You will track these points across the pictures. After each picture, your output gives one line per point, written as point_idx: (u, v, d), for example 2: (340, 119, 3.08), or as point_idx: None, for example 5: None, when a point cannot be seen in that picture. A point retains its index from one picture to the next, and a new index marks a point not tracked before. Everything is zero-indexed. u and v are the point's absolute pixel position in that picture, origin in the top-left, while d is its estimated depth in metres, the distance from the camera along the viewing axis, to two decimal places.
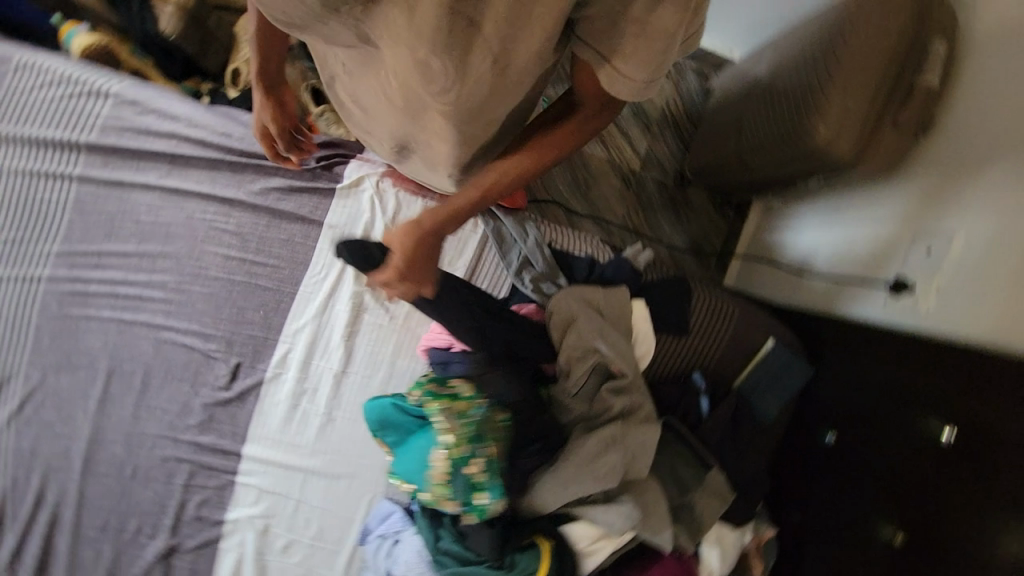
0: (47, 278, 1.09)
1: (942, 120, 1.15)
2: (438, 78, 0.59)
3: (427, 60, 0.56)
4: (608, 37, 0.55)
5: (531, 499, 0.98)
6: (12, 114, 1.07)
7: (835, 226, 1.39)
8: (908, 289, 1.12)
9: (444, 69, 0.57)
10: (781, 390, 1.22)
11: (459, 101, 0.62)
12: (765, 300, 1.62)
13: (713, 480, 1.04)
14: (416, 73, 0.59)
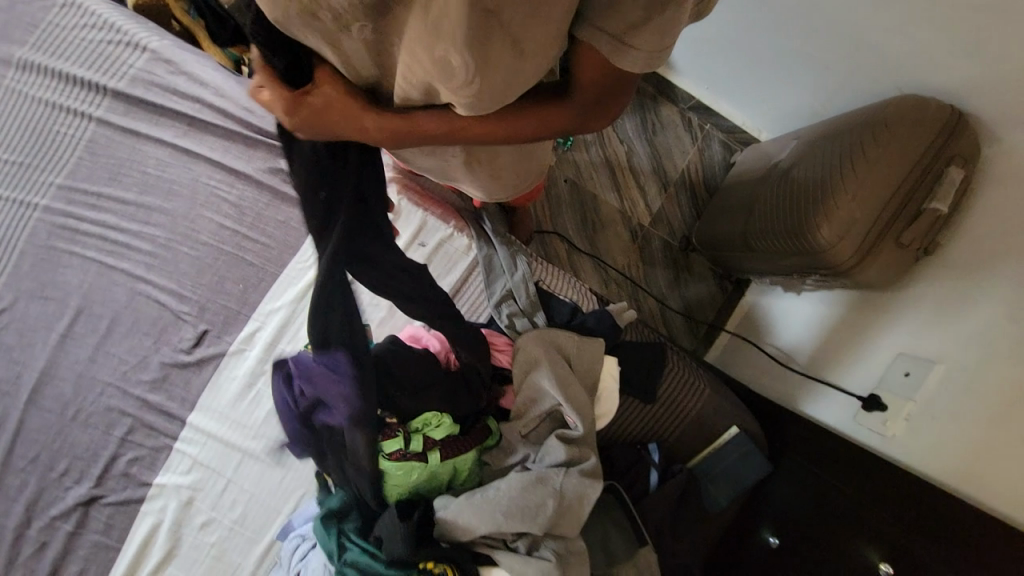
0: (42, 207, 1.10)
1: (945, 248, 1.15)
2: (459, 74, 0.53)
3: (446, 56, 0.51)
4: (629, 42, 0.50)
5: (450, 523, 0.94)
6: (49, 45, 1.09)
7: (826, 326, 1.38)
8: (879, 407, 1.09)
9: (466, 66, 0.51)
10: (733, 481, 1.19)
11: (482, 95, 0.55)
12: (743, 381, 1.61)
13: (643, 558, 1.02)
14: (436, 72, 0.53)
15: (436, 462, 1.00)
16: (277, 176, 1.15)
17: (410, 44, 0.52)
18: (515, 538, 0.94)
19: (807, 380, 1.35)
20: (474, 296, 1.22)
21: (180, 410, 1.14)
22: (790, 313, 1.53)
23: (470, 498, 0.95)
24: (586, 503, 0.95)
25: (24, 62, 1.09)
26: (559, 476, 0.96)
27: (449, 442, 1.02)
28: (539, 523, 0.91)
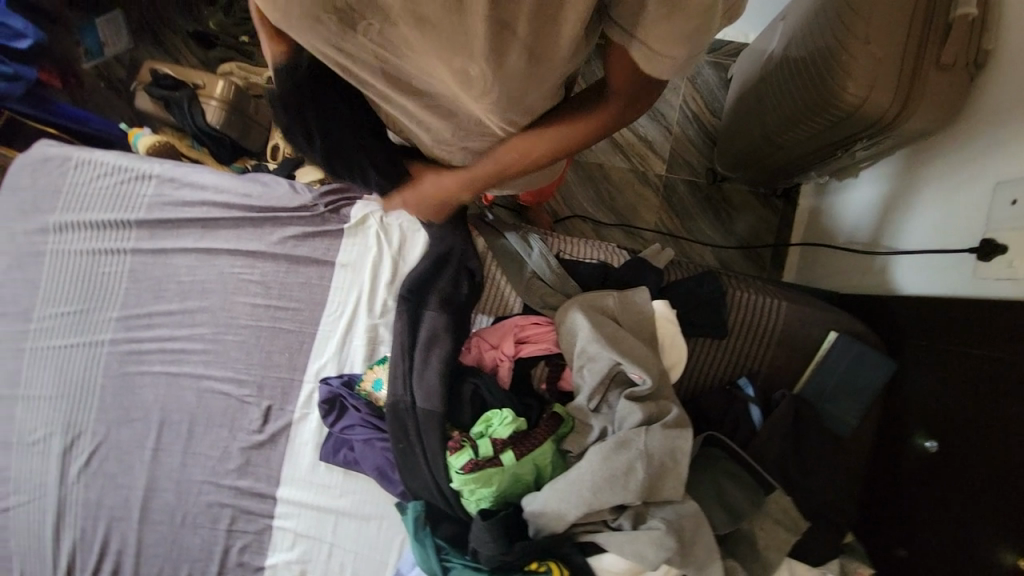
0: (107, 341, 1.21)
1: (997, 53, 0.98)
2: (478, 82, 0.57)
3: (464, 67, 0.55)
4: (653, 47, 0.49)
5: (539, 519, 0.86)
6: (75, 204, 1.22)
7: (903, 194, 1.21)
8: (997, 250, 0.90)
9: (482, 74, 0.55)
10: (851, 392, 1.02)
11: (500, 97, 0.60)
12: (829, 288, 1.43)
13: (775, 505, 0.87)
14: (456, 81, 0.58)
15: (513, 462, 0.93)
16: (288, 243, 1.20)
17: (430, 62, 0.56)
18: (615, 516, 0.84)
19: (905, 257, 1.16)
20: (495, 288, 1.16)
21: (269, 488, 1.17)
22: (858, 197, 1.38)
23: (549, 487, 0.87)
24: (681, 455, 0.84)
25: (59, 225, 1.22)
26: (641, 436, 0.85)
27: (519, 438, 0.95)
28: (632, 491, 0.81)
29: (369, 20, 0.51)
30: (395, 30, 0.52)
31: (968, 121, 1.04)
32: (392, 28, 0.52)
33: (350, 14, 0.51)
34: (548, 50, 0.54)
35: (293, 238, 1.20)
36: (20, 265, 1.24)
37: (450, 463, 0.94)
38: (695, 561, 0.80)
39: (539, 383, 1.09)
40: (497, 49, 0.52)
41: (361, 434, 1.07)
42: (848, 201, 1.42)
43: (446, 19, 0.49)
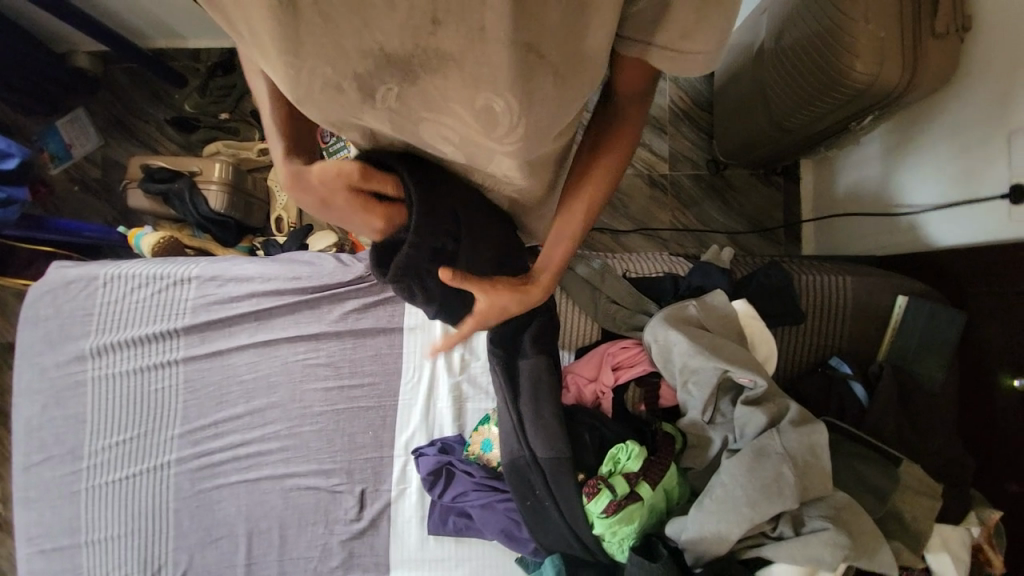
0: (173, 462, 1.13)
1: (978, 15, 1.06)
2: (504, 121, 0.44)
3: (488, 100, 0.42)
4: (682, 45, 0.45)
5: (704, 546, 0.86)
6: (114, 323, 1.16)
7: (901, 156, 1.28)
8: None
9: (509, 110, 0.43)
10: (944, 351, 1.02)
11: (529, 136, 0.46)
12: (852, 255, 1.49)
13: (909, 474, 0.90)
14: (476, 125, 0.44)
15: (650, 492, 0.92)
16: (350, 318, 1.16)
17: (450, 109, 0.43)
18: (774, 525, 0.85)
19: (934, 212, 1.21)
20: (574, 320, 1.16)
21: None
22: (861, 164, 1.43)
23: (702, 512, 0.87)
24: (819, 449, 0.85)
25: (99, 349, 1.15)
26: (776, 438, 0.87)
27: (649, 467, 0.94)
28: (789, 497, 0.82)
29: (387, 84, 0.40)
30: (415, 88, 0.41)
31: (954, 84, 1.12)
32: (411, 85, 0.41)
33: (369, 79, 0.40)
34: (576, 69, 0.42)
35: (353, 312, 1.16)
36: (61, 399, 1.15)
37: (588, 508, 0.92)
38: (864, 550, 0.81)
39: (637, 405, 1.08)
40: (526, 82, 0.41)
41: (478, 497, 1.04)
42: (852, 167, 1.46)
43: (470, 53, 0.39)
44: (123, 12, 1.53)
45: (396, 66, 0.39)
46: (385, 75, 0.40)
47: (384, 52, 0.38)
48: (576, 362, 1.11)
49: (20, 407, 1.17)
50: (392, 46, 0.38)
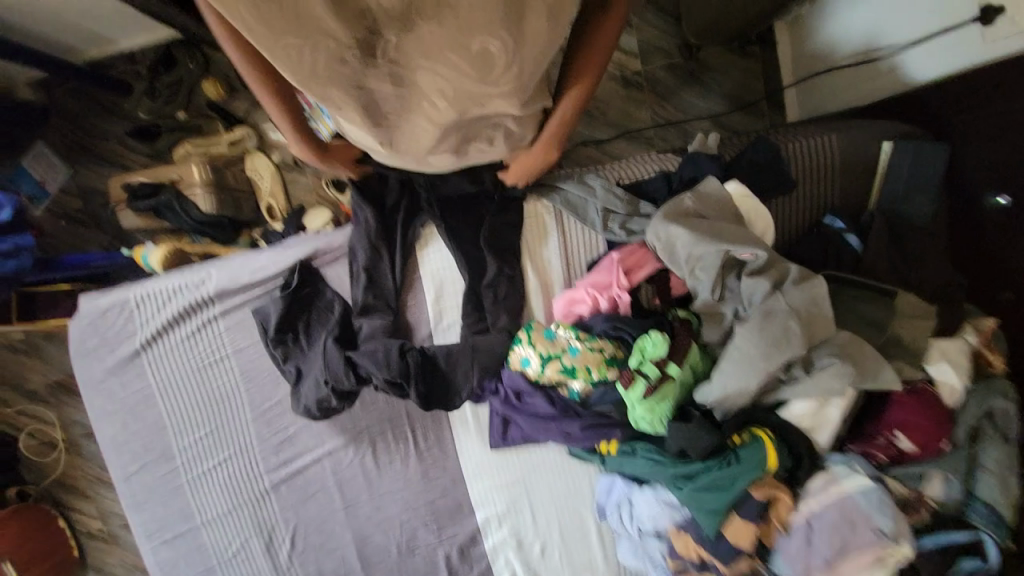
0: (254, 442, 1.26)
1: None
2: (499, 62, 0.60)
3: (485, 46, 0.58)
4: None
5: (730, 401, 0.98)
6: (158, 337, 1.24)
7: None
8: (998, 12, 1.02)
9: (503, 50, 0.58)
10: (929, 179, 1.11)
11: (520, 75, 0.63)
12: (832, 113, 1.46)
13: (904, 302, 1.01)
14: (474, 69, 0.60)
15: (679, 371, 1.03)
16: None
17: (448, 58, 0.58)
18: (787, 371, 0.97)
19: (910, 49, 1.21)
20: (580, 237, 1.21)
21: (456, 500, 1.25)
22: (829, 16, 1.37)
23: (725, 378, 0.97)
24: (821, 298, 0.95)
25: (155, 364, 1.25)
26: (781, 299, 0.96)
27: (674, 351, 1.05)
28: (797, 345, 0.92)
29: (388, 37, 0.56)
30: (414, 34, 0.56)
31: None
32: (410, 36, 0.56)
33: (371, 38, 0.57)
34: None
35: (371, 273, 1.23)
36: (136, 413, 1.27)
37: (627, 397, 1.03)
38: (868, 372, 0.93)
39: (652, 301, 1.16)
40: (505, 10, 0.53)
41: (533, 420, 1.14)
42: (819, 23, 1.40)
43: (463, 2, 0.52)
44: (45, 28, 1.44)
45: (394, 22, 0.54)
46: (387, 31, 0.56)
47: (381, 8, 0.52)
48: (590, 273, 1.16)
49: (101, 429, 1.29)
50: (387, 2, 0.52)
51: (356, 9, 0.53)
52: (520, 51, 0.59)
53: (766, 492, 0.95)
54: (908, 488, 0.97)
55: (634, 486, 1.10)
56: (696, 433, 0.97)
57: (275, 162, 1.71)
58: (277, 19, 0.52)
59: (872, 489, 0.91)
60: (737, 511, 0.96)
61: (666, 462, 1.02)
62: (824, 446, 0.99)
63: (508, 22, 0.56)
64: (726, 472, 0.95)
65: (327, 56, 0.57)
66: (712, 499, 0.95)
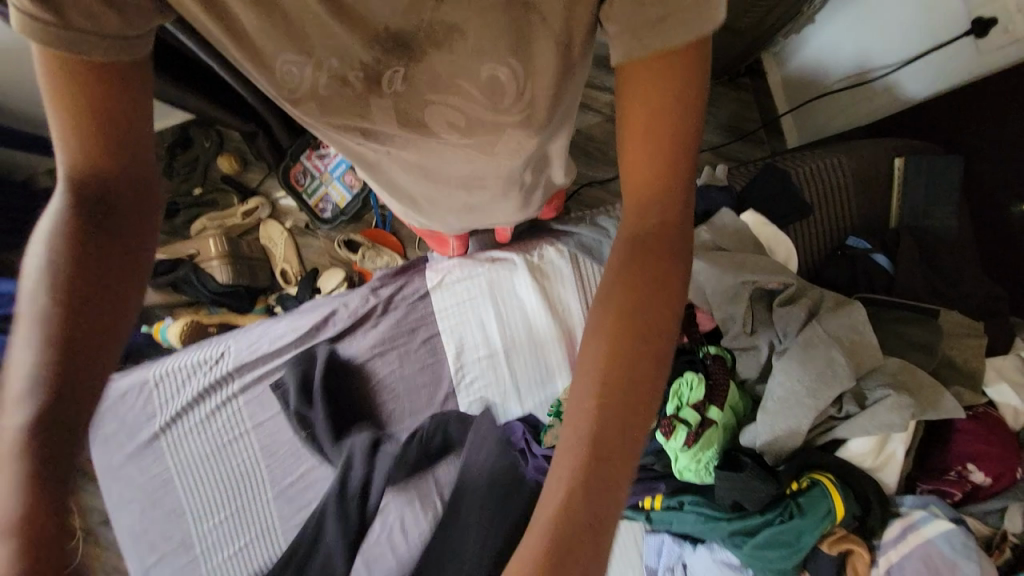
0: (277, 523, 1.19)
1: None
2: (509, 88, 0.55)
3: (493, 73, 0.53)
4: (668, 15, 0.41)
5: (782, 444, 0.92)
6: (176, 416, 1.22)
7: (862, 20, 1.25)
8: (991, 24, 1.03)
9: (513, 77, 0.53)
10: (948, 189, 1.08)
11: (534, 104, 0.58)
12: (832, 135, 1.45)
13: (948, 321, 0.97)
14: (482, 96, 0.55)
15: (720, 414, 0.97)
16: (389, 341, 1.23)
17: (456, 85, 0.54)
18: (839, 407, 0.91)
19: (903, 68, 1.22)
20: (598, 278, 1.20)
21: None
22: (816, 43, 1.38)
23: (773, 418, 0.91)
24: (862, 325, 0.91)
25: (174, 444, 1.22)
26: (818, 327, 0.92)
27: (711, 392, 0.99)
28: (846, 376, 0.87)
29: (395, 67, 0.51)
30: (421, 64, 0.52)
31: None
32: (418, 65, 0.52)
33: (377, 68, 0.52)
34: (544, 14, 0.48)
35: (387, 332, 1.24)
36: (155, 500, 1.22)
37: (668, 447, 0.95)
38: (928, 401, 0.87)
39: (679, 337, 1.10)
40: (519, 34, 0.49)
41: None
42: (807, 48, 1.42)
43: (472, 23, 0.48)
44: None
45: (402, 50, 0.50)
46: (394, 60, 0.51)
47: (390, 33, 0.48)
48: None
49: (118, 519, 1.24)
50: (396, 23, 0.47)
51: (364, 36, 0.48)
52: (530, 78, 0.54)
53: (838, 547, 0.87)
54: (983, 525, 0.90)
55: (686, 544, 1.03)
56: (749, 484, 0.90)
57: (288, 228, 1.74)
58: (278, 34, 0.48)
59: (955, 532, 0.83)
60: (807, 568, 0.90)
61: (721, 517, 0.95)
62: (890, 486, 0.92)
63: (520, 52, 0.51)
64: (789, 527, 0.88)
65: (329, 79, 0.53)
66: (776, 558, 0.89)
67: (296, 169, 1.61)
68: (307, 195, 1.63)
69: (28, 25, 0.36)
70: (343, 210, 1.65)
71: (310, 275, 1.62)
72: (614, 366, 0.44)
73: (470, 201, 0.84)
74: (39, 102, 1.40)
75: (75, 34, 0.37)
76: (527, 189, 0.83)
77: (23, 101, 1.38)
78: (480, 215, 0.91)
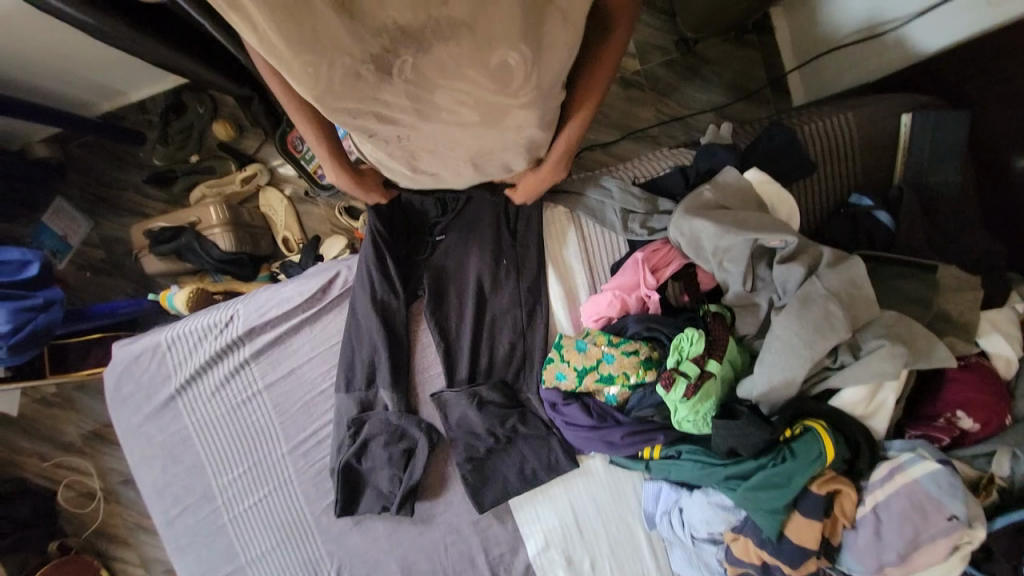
0: (293, 476, 1.25)
1: None
2: (518, 72, 0.58)
3: (505, 59, 0.56)
4: None
5: (778, 395, 0.95)
6: (190, 378, 1.25)
7: None
8: None
9: (523, 61, 0.57)
10: (950, 147, 1.09)
11: (539, 84, 0.62)
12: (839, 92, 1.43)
13: (947, 276, 0.98)
14: (493, 83, 0.59)
15: (719, 367, 1.00)
16: (387, 301, 1.18)
17: (466, 74, 0.57)
18: (834, 358, 0.94)
19: (915, 21, 1.20)
20: (602, 238, 1.21)
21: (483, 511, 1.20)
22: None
23: (771, 371, 0.94)
24: (859, 279, 0.93)
25: (190, 404, 1.26)
26: (817, 283, 0.94)
27: (710, 346, 1.03)
28: (841, 329, 0.90)
29: (403, 58, 0.54)
30: (430, 55, 0.54)
31: None
32: (427, 57, 0.54)
33: (386, 58, 0.53)
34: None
35: (382, 293, 1.18)
36: (174, 456, 1.28)
37: (668, 399, 0.99)
38: (920, 352, 0.90)
39: (680, 297, 1.12)
40: (527, 19, 0.52)
41: (575, 432, 1.12)
42: (818, 0, 1.39)
43: (479, 19, 0.50)
44: (59, 87, 1.48)
45: (411, 42, 0.52)
46: (404, 49, 0.53)
47: (399, 27, 0.50)
48: (614, 276, 1.15)
49: (140, 475, 1.29)
50: (405, 20, 0.49)
51: (372, 29, 0.50)
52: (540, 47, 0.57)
53: (828, 486, 0.92)
54: (971, 468, 0.94)
55: (682, 491, 1.09)
56: (746, 430, 0.94)
57: (287, 195, 1.73)
58: (298, 37, 0.49)
59: (941, 473, 0.86)
60: (797, 508, 0.94)
61: (716, 463, 1.00)
62: (880, 433, 0.96)
63: (529, 38, 0.54)
64: (780, 469, 0.92)
65: (342, 75, 0.54)
66: (770, 499, 0.92)
67: (293, 135, 1.58)
68: (307, 161, 1.61)
69: None
70: None
71: (312, 242, 1.62)
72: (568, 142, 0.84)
73: (479, 171, 0.85)
74: (24, 67, 1.36)
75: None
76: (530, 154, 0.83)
77: (10, 67, 1.34)
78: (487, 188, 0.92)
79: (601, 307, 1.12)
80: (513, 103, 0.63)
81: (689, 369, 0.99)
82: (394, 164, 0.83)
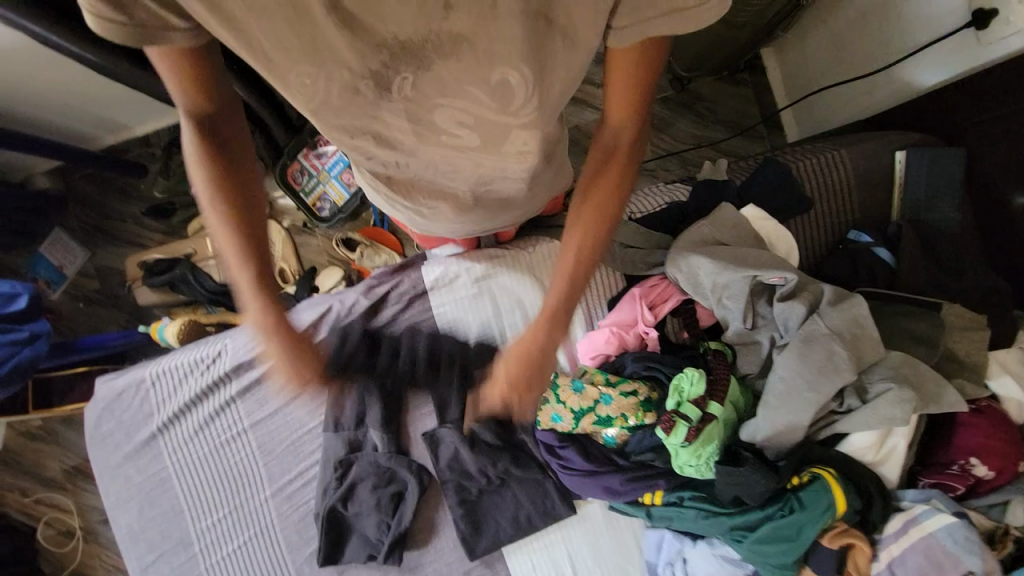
0: (275, 521, 1.19)
1: None
2: (519, 93, 0.56)
3: (504, 77, 0.54)
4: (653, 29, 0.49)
5: (784, 440, 0.91)
6: (173, 416, 1.21)
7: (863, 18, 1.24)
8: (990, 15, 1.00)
9: (524, 82, 0.54)
10: (950, 185, 1.08)
11: (544, 104, 0.58)
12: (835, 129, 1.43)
13: (952, 315, 0.96)
14: (494, 102, 0.57)
15: (721, 409, 0.96)
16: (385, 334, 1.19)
17: (467, 91, 0.56)
18: (841, 401, 0.90)
19: (906, 60, 1.19)
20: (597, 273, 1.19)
21: (474, 559, 1.13)
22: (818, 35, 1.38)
23: (775, 414, 0.90)
24: (863, 319, 0.91)
25: (172, 444, 1.22)
26: (819, 321, 0.91)
27: (712, 388, 0.98)
28: (847, 371, 0.87)
29: (403, 74, 0.53)
30: (430, 72, 0.53)
31: None
32: (427, 73, 0.53)
33: (386, 74, 0.52)
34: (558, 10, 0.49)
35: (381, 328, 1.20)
36: (152, 498, 1.22)
37: (668, 442, 0.95)
38: (930, 396, 0.87)
39: (680, 334, 1.11)
40: (532, 39, 0.50)
41: (572, 476, 1.07)
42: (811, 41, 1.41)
43: (482, 34, 0.49)
44: (64, 119, 1.50)
45: (410, 57, 0.51)
46: (403, 66, 0.52)
47: (399, 41, 0.49)
48: (611, 312, 1.12)
49: (116, 518, 1.23)
50: (406, 33, 0.48)
51: (373, 44, 0.50)
52: (541, 76, 0.54)
53: (840, 541, 0.87)
54: (986, 519, 0.90)
55: (686, 539, 1.03)
56: (751, 478, 0.89)
57: (286, 227, 1.73)
58: (296, 48, 0.49)
59: (956, 526, 0.81)
60: (808, 562, 0.90)
61: (721, 512, 0.95)
62: (891, 480, 0.91)
63: (531, 61, 0.52)
64: (788, 522, 0.88)
65: (340, 89, 0.54)
66: (777, 552, 0.89)
67: (293, 168, 1.59)
68: (305, 194, 1.61)
69: (105, 26, 0.47)
70: (340, 208, 1.64)
71: (307, 273, 1.61)
72: (571, 279, 0.70)
73: (477, 208, 0.83)
74: (30, 99, 1.38)
75: (142, 28, 0.47)
76: (528, 194, 0.81)
77: (17, 99, 1.37)
78: (489, 221, 0.90)
79: (598, 344, 1.09)
80: (512, 128, 0.61)
81: (692, 411, 0.95)
82: (390, 195, 0.81)
